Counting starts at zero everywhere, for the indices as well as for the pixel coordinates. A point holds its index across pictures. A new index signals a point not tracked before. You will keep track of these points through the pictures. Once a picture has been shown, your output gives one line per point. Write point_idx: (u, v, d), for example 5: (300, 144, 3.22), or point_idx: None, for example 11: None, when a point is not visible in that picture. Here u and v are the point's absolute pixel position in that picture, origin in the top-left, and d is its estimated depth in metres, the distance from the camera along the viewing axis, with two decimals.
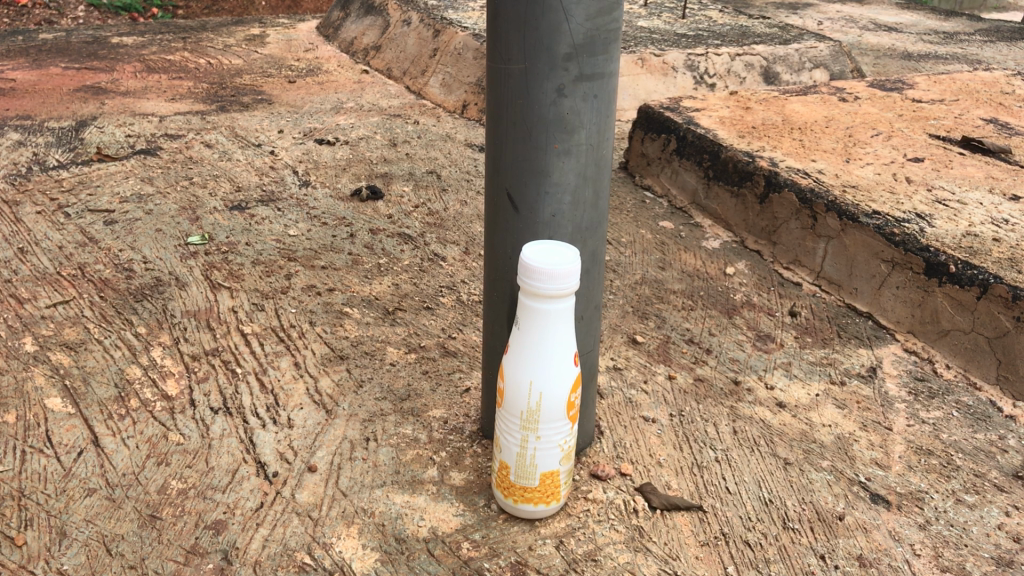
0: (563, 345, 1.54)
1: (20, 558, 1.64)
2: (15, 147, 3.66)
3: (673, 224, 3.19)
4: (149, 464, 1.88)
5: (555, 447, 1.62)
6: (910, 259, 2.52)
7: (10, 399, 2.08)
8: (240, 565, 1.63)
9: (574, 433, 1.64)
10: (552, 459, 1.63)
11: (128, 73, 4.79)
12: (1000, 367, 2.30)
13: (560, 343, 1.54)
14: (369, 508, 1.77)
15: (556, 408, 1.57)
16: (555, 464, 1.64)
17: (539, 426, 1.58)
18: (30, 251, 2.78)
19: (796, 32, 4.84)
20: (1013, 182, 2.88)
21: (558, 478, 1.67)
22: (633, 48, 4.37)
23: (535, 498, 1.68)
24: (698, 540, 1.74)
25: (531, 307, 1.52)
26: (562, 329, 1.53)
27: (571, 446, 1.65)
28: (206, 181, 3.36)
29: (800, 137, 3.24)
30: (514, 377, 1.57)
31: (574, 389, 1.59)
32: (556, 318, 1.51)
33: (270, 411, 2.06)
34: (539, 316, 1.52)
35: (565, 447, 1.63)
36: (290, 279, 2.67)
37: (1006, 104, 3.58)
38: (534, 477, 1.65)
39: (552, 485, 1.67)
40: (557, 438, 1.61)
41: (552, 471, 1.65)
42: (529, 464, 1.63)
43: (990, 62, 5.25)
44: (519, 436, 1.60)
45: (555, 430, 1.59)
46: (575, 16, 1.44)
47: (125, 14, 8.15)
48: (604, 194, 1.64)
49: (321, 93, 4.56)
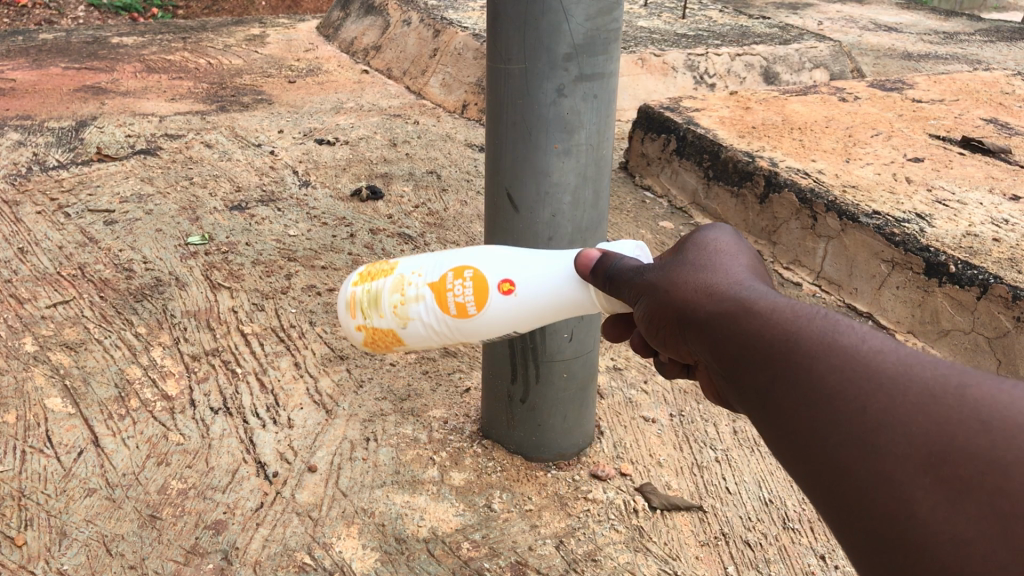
0: (522, 311, 1.27)
1: (20, 558, 1.64)
2: (15, 147, 3.66)
3: (673, 224, 3.18)
4: (149, 464, 1.88)
5: (426, 339, 1.34)
6: (910, 259, 2.52)
7: (10, 399, 2.08)
8: (240, 564, 1.63)
9: (416, 306, 1.31)
10: (414, 338, 1.34)
11: (127, 74, 4.79)
12: (999, 367, 2.33)
13: (526, 310, 1.27)
14: (369, 508, 1.77)
15: (462, 325, 1.29)
16: (394, 276, 1.34)
17: (445, 312, 1.29)
18: (30, 251, 2.79)
19: (797, 33, 4.83)
20: (1013, 182, 2.88)
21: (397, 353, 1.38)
22: (633, 48, 4.36)
23: (368, 323, 1.35)
24: (698, 540, 1.75)
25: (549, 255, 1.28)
26: (542, 306, 1.27)
27: (400, 306, 1.32)
28: (207, 181, 3.36)
29: (800, 137, 3.24)
30: (481, 260, 1.29)
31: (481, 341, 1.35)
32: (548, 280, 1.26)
33: (270, 411, 2.06)
34: (546, 265, 1.27)
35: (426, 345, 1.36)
36: (290, 279, 2.67)
37: (1006, 104, 3.58)
38: (390, 310, 1.33)
39: (387, 344, 1.36)
40: (436, 338, 1.33)
41: (403, 343, 1.35)
42: (404, 305, 1.32)
43: (989, 62, 5.25)
44: (428, 290, 1.30)
45: (442, 333, 1.32)
46: (575, 16, 1.43)
47: (125, 14, 8.13)
48: (604, 195, 1.64)
49: (321, 93, 4.56)
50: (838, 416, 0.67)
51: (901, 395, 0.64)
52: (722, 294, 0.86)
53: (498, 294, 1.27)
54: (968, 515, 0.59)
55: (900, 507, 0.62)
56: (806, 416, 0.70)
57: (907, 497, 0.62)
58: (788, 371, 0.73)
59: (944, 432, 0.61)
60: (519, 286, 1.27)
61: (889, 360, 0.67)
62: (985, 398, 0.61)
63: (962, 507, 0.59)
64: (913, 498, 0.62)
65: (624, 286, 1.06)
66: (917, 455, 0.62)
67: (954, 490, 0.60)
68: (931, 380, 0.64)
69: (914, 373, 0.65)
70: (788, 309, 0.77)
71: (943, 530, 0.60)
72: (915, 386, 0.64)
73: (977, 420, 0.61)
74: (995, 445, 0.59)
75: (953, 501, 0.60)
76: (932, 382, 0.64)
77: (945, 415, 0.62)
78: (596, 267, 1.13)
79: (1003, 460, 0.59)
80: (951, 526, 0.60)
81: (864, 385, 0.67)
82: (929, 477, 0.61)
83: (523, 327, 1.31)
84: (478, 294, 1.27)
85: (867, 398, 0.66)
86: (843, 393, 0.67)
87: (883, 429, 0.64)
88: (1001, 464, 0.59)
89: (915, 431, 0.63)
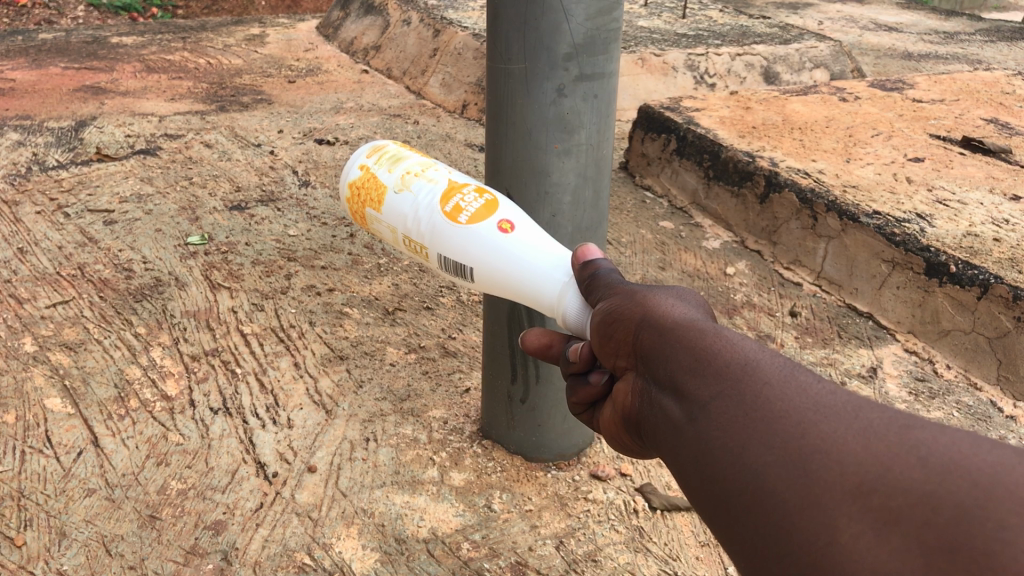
0: (492, 255, 1.17)
1: (20, 558, 1.63)
2: (15, 147, 3.66)
3: (673, 224, 3.18)
4: (149, 464, 1.88)
5: (399, 218, 1.28)
6: (910, 259, 2.52)
7: (10, 399, 2.08)
8: (240, 565, 1.62)
9: (427, 181, 1.26)
10: (391, 210, 1.28)
11: (128, 74, 4.79)
12: (1000, 367, 2.32)
13: (495, 257, 1.17)
14: (369, 508, 1.77)
15: (438, 227, 1.22)
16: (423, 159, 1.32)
17: (441, 206, 1.22)
18: (30, 251, 2.78)
19: (796, 33, 4.83)
20: (1013, 182, 2.88)
21: (368, 216, 1.33)
22: (633, 48, 4.36)
23: (374, 169, 1.33)
24: (698, 540, 1.75)
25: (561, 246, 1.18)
26: (514, 269, 1.16)
27: (414, 173, 1.28)
28: (207, 181, 3.36)
29: (800, 137, 3.24)
30: (505, 204, 1.23)
31: (436, 264, 1.25)
32: (540, 255, 1.15)
33: (270, 411, 2.06)
34: (550, 247, 1.17)
35: (392, 227, 1.29)
36: (290, 279, 2.66)
37: (1006, 104, 3.58)
38: (401, 170, 1.29)
39: (369, 197, 1.32)
40: (408, 224, 1.26)
41: (382, 205, 1.30)
42: (415, 175, 1.28)
43: (989, 62, 5.24)
44: (442, 180, 1.25)
45: (417, 221, 1.25)
46: (575, 16, 1.43)
47: (125, 14, 8.12)
48: (604, 195, 1.64)
49: (321, 93, 4.55)
50: (777, 441, 0.68)
51: (844, 429, 0.65)
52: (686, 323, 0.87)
53: (490, 227, 1.19)
54: (889, 546, 0.57)
55: (822, 533, 0.61)
56: (746, 439, 0.70)
57: (831, 523, 0.61)
58: (735, 394, 0.74)
59: (880, 463, 0.61)
60: (511, 236, 1.18)
61: (838, 402, 0.68)
62: (926, 438, 0.61)
63: (887, 535, 0.58)
64: (836, 525, 0.61)
65: (598, 286, 1.01)
66: (848, 482, 0.61)
67: (880, 519, 0.59)
68: (877, 420, 0.64)
69: (861, 415, 0.66)
70: (748, 344, 0.78)
71: (863, 560, 0.58)
72: (859, 423, 0.65)
73: (921, 454, 0.60)
74: (932, 479, 0.58)
75: (880, 531, 0.58)
76: (881, 421, 0.64)
77: (884, 448, 0.62)
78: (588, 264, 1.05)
79: (935, 494, 0.57)
80: (871, 555, 0.58)
81: (809, 416, 0.68)
82: (856, 505, 0.60)
83: (478, 274, 1.19)
84: (477, 213, 1.20)
85: (810, 427, 0.67)
86: (790, 421, 0.68)
87: (818, 456, 0.64)
88: (932, 499, 0.57)
89: (855, 459, 0.62)
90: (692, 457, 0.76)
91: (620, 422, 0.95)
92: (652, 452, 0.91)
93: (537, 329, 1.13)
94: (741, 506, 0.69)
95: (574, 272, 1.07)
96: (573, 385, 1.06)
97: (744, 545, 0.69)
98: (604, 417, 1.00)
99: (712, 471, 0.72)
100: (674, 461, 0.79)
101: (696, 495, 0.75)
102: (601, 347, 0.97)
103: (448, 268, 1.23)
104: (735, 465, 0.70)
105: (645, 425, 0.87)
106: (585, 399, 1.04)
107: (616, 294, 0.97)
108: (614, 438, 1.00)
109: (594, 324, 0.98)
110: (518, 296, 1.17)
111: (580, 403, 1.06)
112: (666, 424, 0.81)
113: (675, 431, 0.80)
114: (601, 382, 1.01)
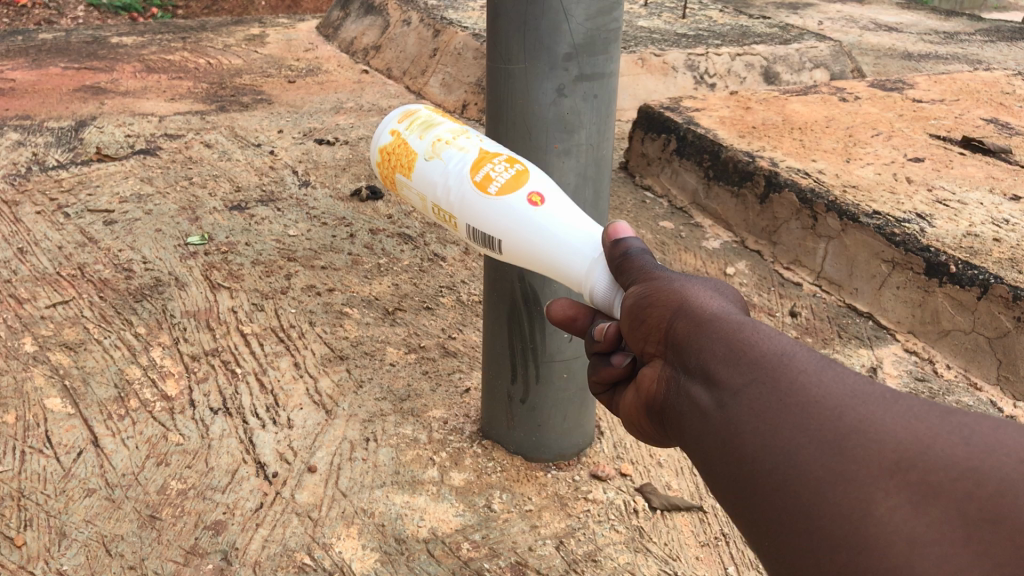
0: (522, 227, 1.16)
1: (20, 558, 1.64)
2: (15, 147, 3.66)
3: (673, 224, 3.18)
4: (149, 464, 1.88)
5: (428, 186, 1.27)
6: (910, 259, 2.52)
7: (10, 399, 2.08)
8: (240, 565, 1.62)
9: (460, 147, 1.25)
10: (420, 177, 1.28)
11: (127, 74, 4.79)
12: (1000, 367, 2.33)
13: (524, 230, 1.16)
14: (369, 509, 1.77)
15: (467, 197, 1.21)
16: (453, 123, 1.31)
17: (472, 178, 1.21)
18: (30, 251, 2.78)
19: (797, 32, 4.82)
20: (1013, 182, 2.88)
21: (397, 181, 1.33)
22: (632, 48, 4.36)
23: (404, 135, 1.33)
24: (698, 540, 1.75)
25: (593, 223, 1.16)
26: (545, 244, 1.15)
27: (448, 138, 1.28)
28: (207, 181, 3.36)
29: (800, 137, 3.24)
30: (535, 175, 1.22)
31: (464, 234, 1.25)
32: (571, 230, 1.14)
33: (270, 411, 2.06)
34: (582, 222, 1.15)
35: (420, 194, 1.29)
36: (290, 279, 2.66)
37: (1006, 104, 3.57)
38: (432, 137, 1.29)
39: (399, 163, 1.32)
40: (438, 192, 1.26)
41: (411, 172, 1.30)
42: (445, 143, 1.27)
43: (989, 62, 5.24)
44: (472, 150, 1.24)
45: (445, 190, 1.24)
46: (575, 16, 1.43)
47: (125, 14, 8.11)
48: (604, 195, 1.63)
49: (321, 93, 4.55)
50: (813, 424, 0.67)
51: (883, 412, 0.65)
52: (713, 312, 0.85)
53: (521, 199, 1.17)
54: (926, 518, 0.58)
55: (858, 507, 0.61)
56: (777, 422, 0.69)
57: (867, 498, 0.61)
58: (769, 380, 0.72)
59: (922, 442, 0.61)
60: (542, 209, 1.16)
61: (874, 389, 0.68)
62: (967, 421, 0.62)
63: (925, 512, 0.59)
64: (873, 499, 0.61)
65: (631, 269, 1.00)
66: (887, 458, 0.62)
67: (921, 493, 0.59)
68: (916, 405, 0.65)
69: (899, 400, 0.66)
70: (779, 338, 0.76)
71: (900, 530, 0.59)
72: (897, 407, 0.65)
73: (960, 438, 0.61)
74: (975, 460, 0.59)
75: (917, 503, 0.59)
76: (921, 407, 0.64)
77: (924, 430, 0.62)
78: (620, 242, 1.03)
79: (977, 470, 0.59)
80: (908, 526, 0.59)
81: (846, 401, 0.67)
82: (895, 480, 0.61)
83: (506, 247, 1.19)
84: (508, 185, 1.19)
85: (848, 410, 0.66)
86: (824, 404, 0.67)
87: (856, 436, 0.64)
88: (975, 475, 0.58)
89: (894, 439, 0.62)
90: (718, 441, 0.75)
91: (643, 408, 0.94)
92: (672, 440, 0.90)
93: (563, 301, 1.11)
94: (768, 486, 0.69)
95: (604, 249, 1.05)
96: (595, 364, 1.05)
97: (769, 525, 0.68)
98: (625, 400, 0.99)
99: (740, 455, 0.72)
100: (697, 447, 0.79)
101: (719, 477, 0.74)
102: (630, 331, 0.95)
103: (476, 238, 1.22)
104: (766, 447, 0.70)
105: (669, 413, 0.86)
106: (607, 378, 1.04)
107: (648, 280, 0.95)
108: (633, 423, 0.99)
109: (625, 307, 0.96)
110: (547, 269, 1.16)
111: (601, 383, 1.05)
112: (692, 411, 0.80)
113: (701, 416, 0.78)
114: (625, 364, 1.01)
